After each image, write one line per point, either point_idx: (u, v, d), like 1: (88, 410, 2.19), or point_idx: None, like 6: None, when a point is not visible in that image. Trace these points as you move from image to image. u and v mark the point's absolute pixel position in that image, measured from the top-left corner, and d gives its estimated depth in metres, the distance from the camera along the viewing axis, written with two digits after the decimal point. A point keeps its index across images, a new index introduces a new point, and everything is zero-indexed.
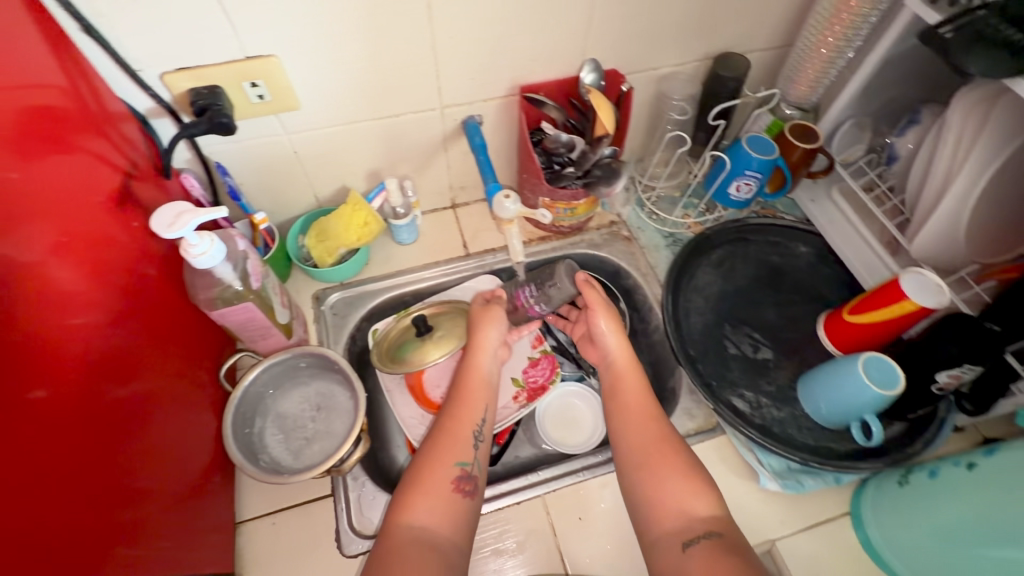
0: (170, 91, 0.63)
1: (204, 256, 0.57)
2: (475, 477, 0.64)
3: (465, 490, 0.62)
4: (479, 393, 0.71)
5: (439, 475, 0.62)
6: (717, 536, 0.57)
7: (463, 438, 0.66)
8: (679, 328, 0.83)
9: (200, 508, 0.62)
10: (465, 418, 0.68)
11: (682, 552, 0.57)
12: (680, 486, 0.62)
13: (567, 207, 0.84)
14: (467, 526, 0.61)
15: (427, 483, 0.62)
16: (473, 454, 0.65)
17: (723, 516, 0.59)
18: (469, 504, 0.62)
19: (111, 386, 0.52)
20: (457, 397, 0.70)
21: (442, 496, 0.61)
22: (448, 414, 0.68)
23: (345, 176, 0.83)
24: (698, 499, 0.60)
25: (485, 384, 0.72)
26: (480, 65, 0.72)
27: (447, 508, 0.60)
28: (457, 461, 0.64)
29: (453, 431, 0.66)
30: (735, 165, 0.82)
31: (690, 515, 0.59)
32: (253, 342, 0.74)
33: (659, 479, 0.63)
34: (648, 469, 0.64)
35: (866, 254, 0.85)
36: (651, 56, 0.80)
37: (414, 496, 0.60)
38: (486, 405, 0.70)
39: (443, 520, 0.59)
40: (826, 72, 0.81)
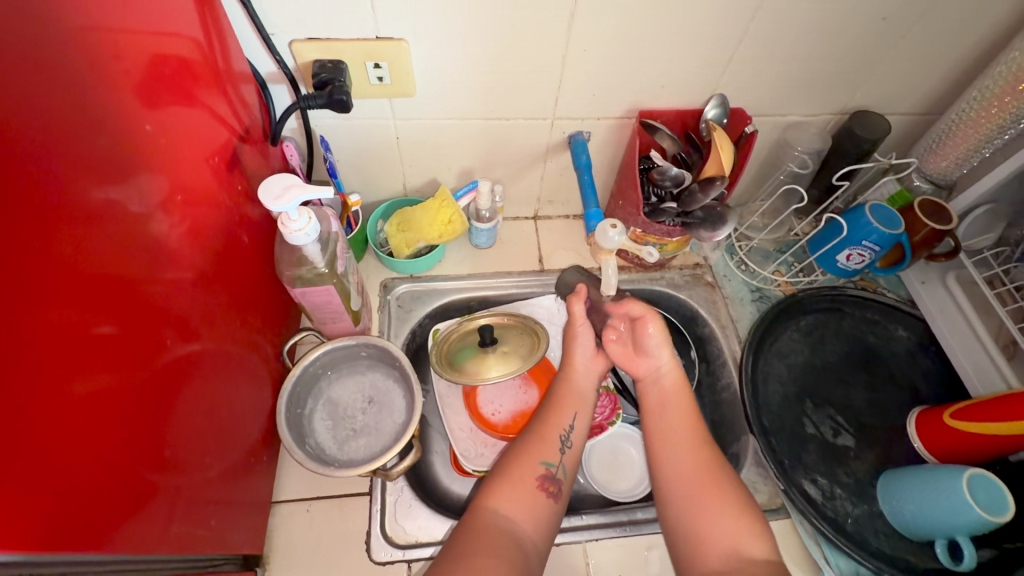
0: (295, 59, 0.61)
1: (299, 233, 0.55)
2: (559, 479, 0.62)
3: (547, 490, 0.60)
4: (569, 400, 0.68)
5: (523, 472, 0.61)
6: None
7: (550, 439, 0.64)
8: (756, 394, 0.78)
9: (243, 486, 0.61)
10: (553, 421, 0.66)
11: None
12: (728, 522, 0.57)
13: (657, 241, 0.79)
14: (548, 527, 0.59)
15: (514, 476, 0.60)
16: (559, 456, 0.63)
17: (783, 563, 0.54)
18: (553, 507, 0.60)
19: (184, 351, 0.50)
20: (548, 403, 0.68)
21: (526, 491, 0.59)
22: (537, 418, 0.67)
23: (437, 171, 0.80)
24: (753, 540, 0.56)
25: (578, 395, 0.68)
26: (606, 81, 0.69)
27: (530, 505, 0.59)
28: (542, 460, 0.62)
29: (541, 432, 0.64)
30: (851, 233, 0.76)
31: (745, 559, 0.54)
32: (321, 323, 0.72)
33: (703, 514, 0.58)
34: (696, 509, 0.58)
35: (976, 353, 0.77)
36: (783, 101, 0.75)
37: (499, 487, 0.60)
38: (575, 412, 0.67)
39: (526, 518, 0.58)
40: (977, 150, 0.74)
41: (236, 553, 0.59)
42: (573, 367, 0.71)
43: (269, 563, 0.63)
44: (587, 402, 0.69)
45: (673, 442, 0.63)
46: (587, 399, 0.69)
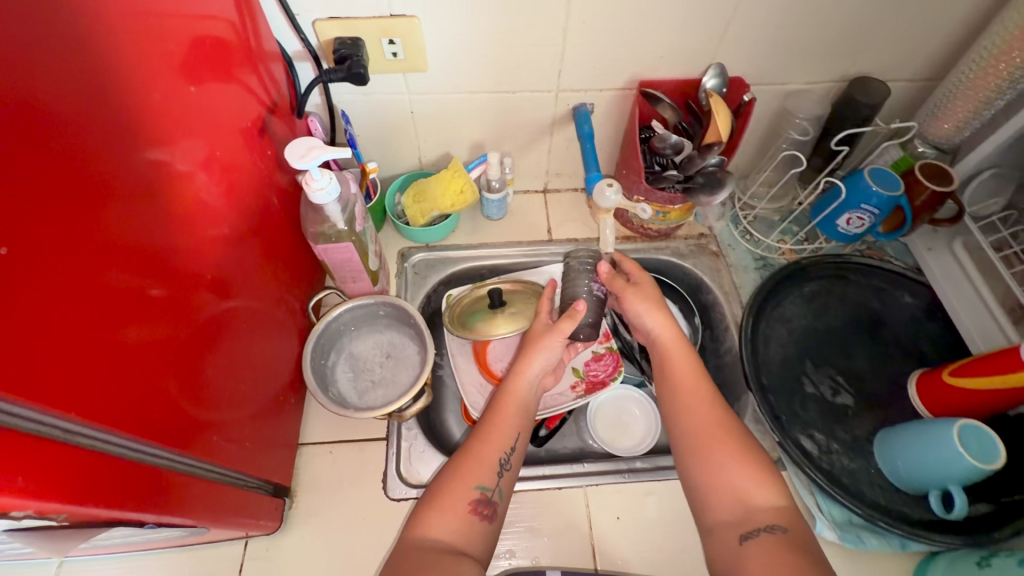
0: (318, 37, 0.67)
1: (321, 192, 0.61)
2: (494, 503, 0.62)
3: (482, 514, 0.61)
4: (513, 418, 0.67)
5: (457, 495, 0.61)
6: (782, 532, 0.54)
7: (487, 462, 0.63)
8: (755, 354, 0.80)
9: (276, 424, 0.68)
10: (494, 442, 0.65)
11: (738, 544, 0.55)
12: (741, 475, 0.59)
13: (660, 210, 0.82)
14: (481, 549, 0.59)
15: (445, 498, 0.61)
16: (496, 480, 0.63)
17: (788, 510, 0.57)
18: (485, 528, 0.61)
19: (224, 303, 0.57)
20: (488, 421, 0.67)
21: (458, 515, 0.60)
22: (476, 435, 0.66)
23: (450, 144, 0.86)
24: (763, 490, 0.58)
25: (520, 407, 0.69)
26: (606, 53, 0.72)
27: (462, 529, 0.59)
28: (478, 484, 0.62)
29: (478, 454, 0.64)
30: (851, 196, 0.78)
31: (752, 510, 0.57)
32: (342, 283, 0.78)
33: (715, 467, 0.60)
34: (707, 465, 0.61)
35: (982, 316, 0.78)
36: (782, 69, 0.77)
37: (433, 512, 0.60)
38: (519, 431, 0.67)
39: (458, 540, 0.58)
40: (978, 113, 0.74)
41: (270, 482, 0.66)
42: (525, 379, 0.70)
43: (296, 496, 0.70)
44: (528, 414, 0.69)
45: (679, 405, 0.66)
46: (528, 408, 0.70)
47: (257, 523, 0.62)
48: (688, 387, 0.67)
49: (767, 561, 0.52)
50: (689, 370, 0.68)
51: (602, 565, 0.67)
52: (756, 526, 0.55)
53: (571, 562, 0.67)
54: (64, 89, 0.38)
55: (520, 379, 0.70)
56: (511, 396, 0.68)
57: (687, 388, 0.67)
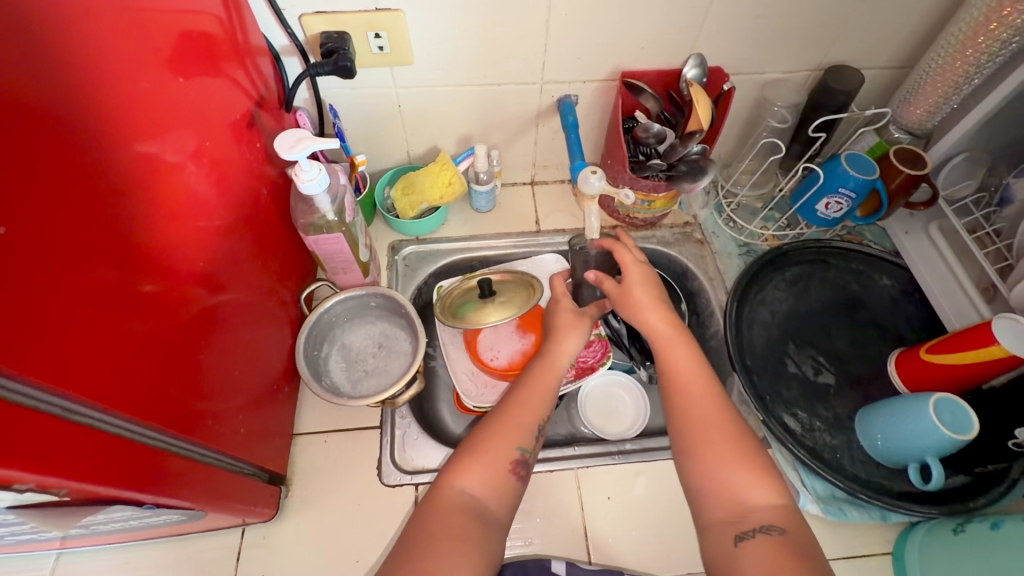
0: (305, 32, 0.69)
1: (311, 182, 0.62)
2: (528, 464, 0.64)
3: (518, 474, 0.62)
4: (552, 386, 0.69)
5: (498, 453, 0.62)
6: (778, 533, 0.53)
7: (528, 426, 0.64)
8: (740, 337, 0.82)
9: (270, 414, 0.69)
10: (534, 406, 0.66)
11: (733, 544, 0.54)
12: (738, 475, 0.58)
13: (645, 199, 0.84)
14: (511, 507, 0.61)
15: (486, 456, 0.61)
16: (533, 444, 0.64)
17: (787, 512, 0.55)
18: (517, 487, 0.62)
19: (218, 296, 0.59)
20: (531, 384, 0.68)
21: (498, 473, 0.61)
22: (517, 396, 0.67)
23: (438, 138, 0.87)
24: (761, 490, 0.57)
25: (557, 376, 0.70)
26: (588, 45, 0.74)
27: (499, 486, 0.61)
28: (519, 445, 0.63)
29: (521, 416, 0.65)
30: (829, 181, 0.80)
31: (749, 510, 0.56)
32: (334, 275, 0.79)
33: (713, 466, 0.59)
34: (710, 465, 0.59)
35: (957, 296, 0.80)
36: (760, 59, 0.79)
37: (474, 467, 0.60)
38: (556, 398, 0.68)
39: (493, 497, 0.60)
40: (948, 99, 0.76)
41: (264, 471, 0.66)
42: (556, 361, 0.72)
43: (293, 484, 0.71)
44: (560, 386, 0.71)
45: (680, 398, 0.64)
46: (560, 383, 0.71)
47: (252, 510, 0.63)
48: (692, 390, 0.65)
49: (762, 563, 0.51)
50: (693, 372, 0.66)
51: (593, 544, 0.69)
52: (751, 526, 0.54)
53: (563, 541, 0.69)
54: (48, 78, 0.38)
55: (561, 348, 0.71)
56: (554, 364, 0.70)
57: (690, 390, 0.65)
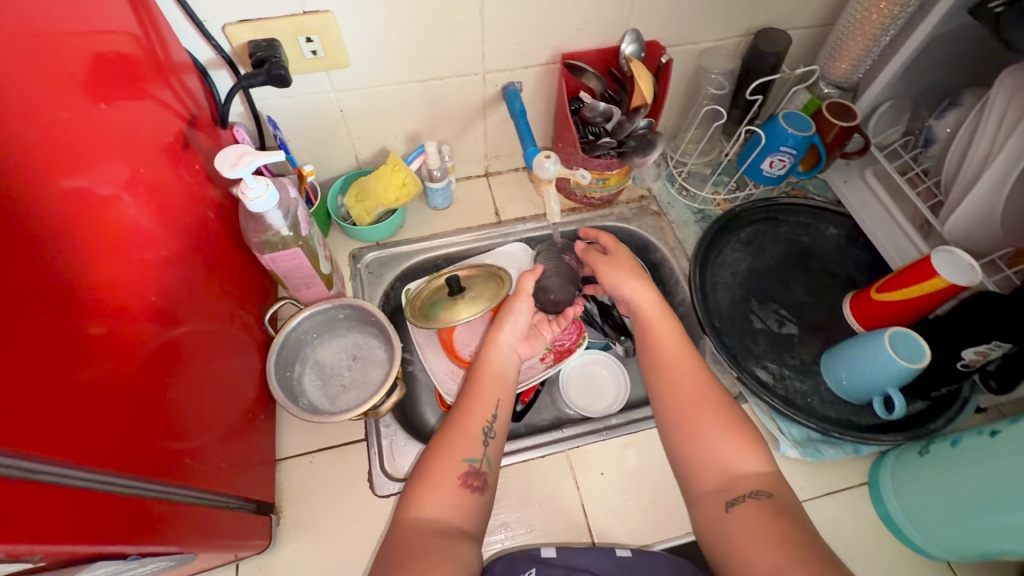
0: (231, 43, 0.65)
1: (259, 199, 0.60)
2: (484, 473, 0.64)
3: (473, 485, 0.63)
4: (490, 389, 0.70)
5: (445, 471, 0.62)
6: (765, 497, 0.57)
7: (471, 434, 0.65)
8: (706, 301, 0.85)
9: (251, 441, 0.67)
10: (475, 414, 0.67)
11: (725, 510, 0.57)
12: (726, 444, 0.61)
13: (600, 176, 0.85)
14: (476, 519, 0.61)
15: (434, 475, 0.62)
16: (482, 451, 0.65)
17: (770, 476, 0.59)
18: (478, 499, 0.63)
19: (180, 329, 0.56)
20: (468, 394, 0.69)
21: (450, 489, 0.61)
22: (459, 409, 0.68)
23: (385, 139, 0.85)
24: (747, 459, 0.60)
25: (496, 377, 0.71)
26: (525, 30, 0.74)
27: (457, 501, 0.61)
28: (466, 457, 0.64)
29: (462, 428, 0.66)
30: (769, 141, 0.83)
31: (737, 478, 0.59)
32: (296, 291, 0.77)
33: (700, 440, 0.62)
34: (699, 442, 0.62)
35: (896, 235, 0.85)
36: (693, 29, 0.81)
37: (425, 489, 0.61)
38: (497, 401, 0.69)
39: (452, 513, 0.60)
40: (869, 51, 0.80)
41: (253, 500, 0.65)
42: (499, 347, 0.74)
43: (282, 511, 0.69)
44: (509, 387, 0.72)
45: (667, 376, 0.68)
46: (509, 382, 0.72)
47: (246, 542, 0.61)
48: (683, 374, 0.67)
49: (754, 525, 0.54)
50: (684, 359, 0.69)
51: (592, 520, 0.70)
52: (740, 493, 0.58)
53: (563, 522, 0.70)
54: None
55: (491, 351, 0.73)
56: (487, 367, 0.71)
57: (681, 373, 0.67)
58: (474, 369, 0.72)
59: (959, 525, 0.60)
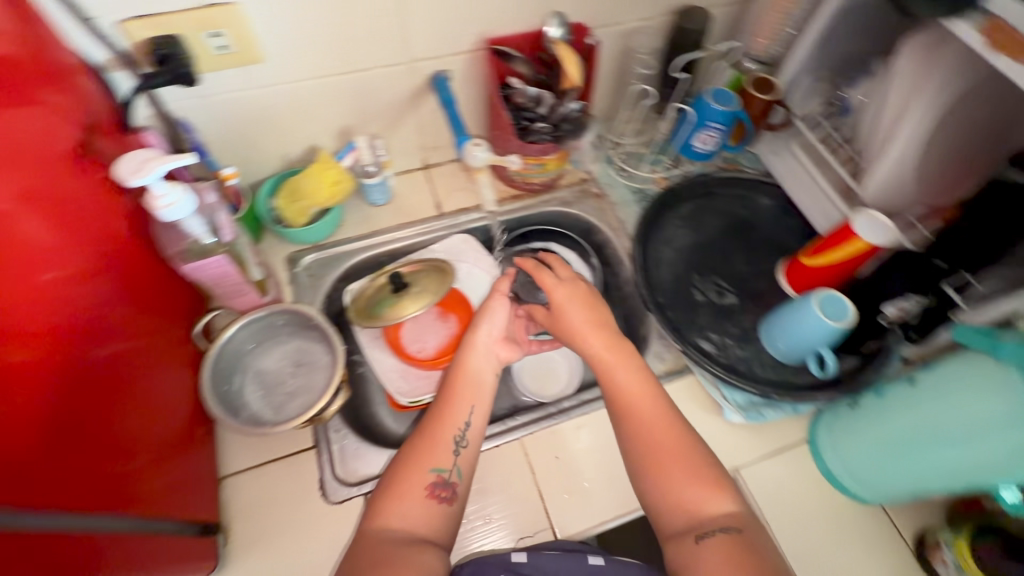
0: (128, 40, 0.61)
1: (170, 207, 0.57)
2: (453, 483, 0.63)
3: (440, 496, 0.61)
4: (465, 397, 0.68)
5: (412, 481, 0.61)
6: (734, 532, 0.56)
7: (441, 443, 0.64)
8: (649, 278, 0.86)
9: (186, 461, 0.63)
10: (446, 422, 0.65)
11: (694, 544, 0.55)
12: (693, 483, 0.60)
13: (537, 163, 0.84)
14: (444, 529, 0.60)
15: (401, 485, 0.61)
16: (452, 461, 0.63)
17: (740, 514, 0.58)
18: (446, 510, 0.61)
19: (98, 351, 0.52)
20: (441, 402, 0.67)
21: (416, 498, 0.60)
22: (432, 416, 0.67)
23: (314, 136, 0.82)
24: (714, 501, 0.59)
25: (472, 384, 0.69)
26: (447, 16, 0.72)
27: (422, 510, 0.60)
28: (434, 466, 0.62)
29: (431, 436, 0.64)
30: (698, 117, 0.85)
31: (704, 518, 0.58)
32: (228, 300, 0.74)
33: (667, 478, 0.60)
34: (667, 486, 0.60)
35: (822, 202, 0.89)
36: (617, 10, 0.82)
37: (392, 499, 0.60)
38: (472, 409, 0.67)
39: (416, 524, 0.59)
40: (784, 25, 0.83)
41: (195, 520, 0.62)
42: (476, 348, 0.72)
43: (231, 530, 0.67)
44: (487, 393, 0.69)
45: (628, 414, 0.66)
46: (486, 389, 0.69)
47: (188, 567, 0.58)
48: (648, 420, 0.64)
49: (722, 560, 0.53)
50: (651, 405, 0.65)
51: (551, 503, 0.71)
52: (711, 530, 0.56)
53: (522, 509, 0.70)
54: None
55: (467, 357, 0.71)
56: (461, 373, 0.69)
57: (647, 419, 0.64)
58: (450, 375, 0.70)
59: (893, 472, 0.64)
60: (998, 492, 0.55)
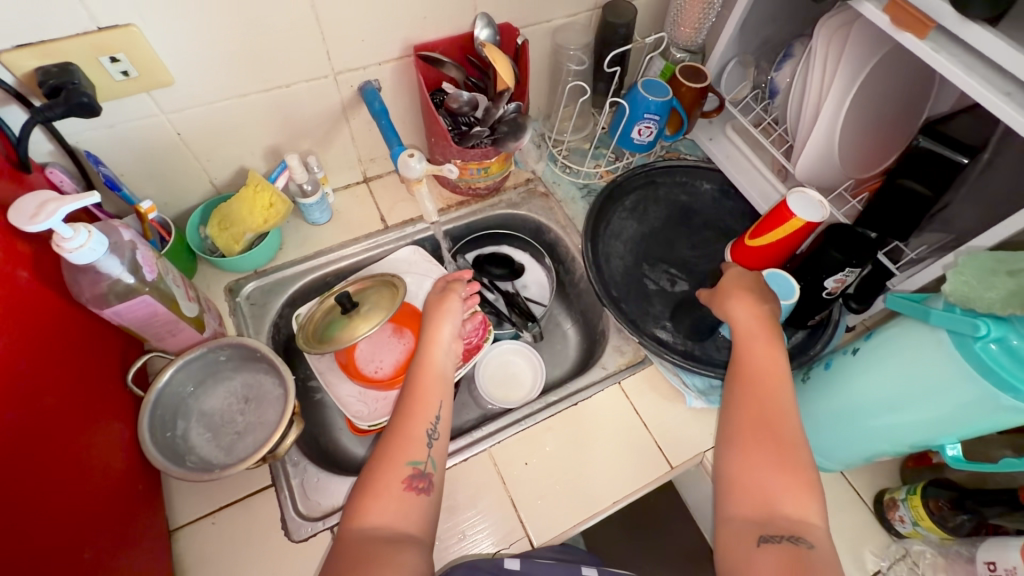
0: (13, 72, 0.55)
1: (82, 250, 0.53)
2: (429, 474, 0.61)
3: (419, 488, 0.59)
4: (433, 389, 0.66)
5: (388, 477, 0.59)
6: (806, 545, 0.53)
7: (414, 436, 0.62)
8: (601, 272, 0.86)
9: (131, 521, 0.58)
10: (418, 416, 0.63)
11: (755, 545, 0.54)
12: (777, 477, 0.57)
13: (480, 167, 0.83)
14: (425, 523, 0.58)
15: (376, 482, 0.59)
16: (427, 452, 0.62)
17: (817, 526, 0.54)
18: (425, 501, 0.59)
19: (5, 415, 0.47)
20: (409, 397, 0.65)
21: (394, 494, 0.58)
22: (399, 413, 0.65)
23: (241, 157, 0.78)
24: (796, 501, 0.56)
25: (437, 376, 0.68)
26: (368, 25, 0.70)
27: (401, 506, 0.58)
28: (409, 460, 0.60)
29: (404, 430, 0.62)
30: (633, 110, 0.86)
31: (777, 514, 0.55)
32: (162, 341, 0.69)
33: (749, 464, 0.59)
34: (750, 471, 0.58)
35: (760, 182, 0.91)
36: (543, 8, 0.81)
37: (369, 497, 0.58)
38: (441, 402, 0.66)
39: (396, 520, 0.57)
40: (706, 14, 0.85)
41: None
42: (438, 344, 0.69)
43: None
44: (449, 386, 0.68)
45: (749, 387, 0.64)
46: (447, 381, 0.68)
47: None
48: (756, 406, 0.62)
49: (779, 566, 0.51)
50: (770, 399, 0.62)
51: (524, 512, 0.70)
52: (774, 530, 0.54)
53: (495, 522, 0.69)
54: None
55: (431, 347, 0.69)
56: (428, 367, 0.67)
57: (757, 408, 0.62)
58: (414, 366, 0.68)
59: (837, 432, 0.66)
60: (943, 447, 0.58)
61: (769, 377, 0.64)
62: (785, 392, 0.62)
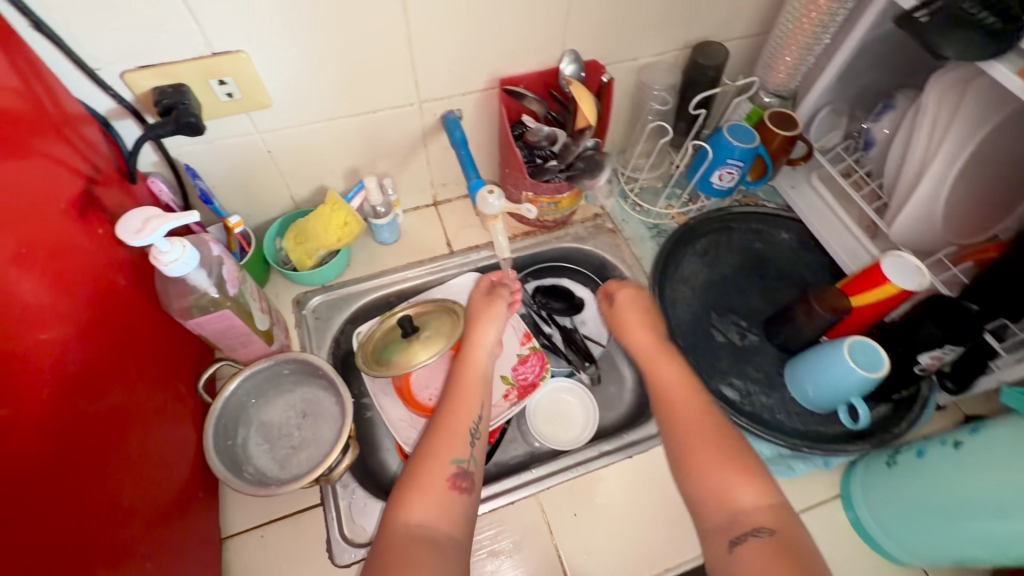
0: (132, 91, 0.59)
1: (176, 263, 0.55)
2: (471, 473, 0.61)
3: (462, 487, 0.59)
4: (476, 390, 0.68)
5: (434, 473, 0.59)
6: (768, 533, 0.54)
7: (458, 434, 0.63)
8: (667, 317, 0.84)
9: (188, 527, 0.60)
10: (462, 414, 0.65)
11: (727, 552, 0.54)
12: (723, 475, 0.59)
13: (551, 201, 0.81)
14: (465, 522, 0.58)
15: (421, 478, 0.59)
16: (469, 450, 0.63)
17: (773, 508, 0.56)
18: (467, 501, 0.59)
19: (93, 417, 0.49)
20: (454, 394, 0.67)
21: (439, 492, 0.58)
22: (442, 411, 0.66)
23: (322, 176, 0.80)
24: (748, 495, 0.57)
25: (479, 377, 0.71)
26: (457, 57, 0.71)
27: (445, 503, 0.58)
28: (454, 458, 0.61)
29: (450, 427, 0.63)
30: (717, 154, 0.83)
31: (742, 516, 0.56)
32: (233, 351, 0.71)
33: (698, 471, 0.60)
34: (703, 474, 0.60)
35: (845, 237, 0.86)
36: (631, 47, 0.80)
37: (413, 495, 0.57)
38: (482, 402, 0.68)
39: (440, 517, 0.56)
40: (803, 59, 0.81)
41: None
42: (482, 347, 0.74)
43: None
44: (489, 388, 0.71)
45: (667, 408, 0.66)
46: (487, 382, 0.71)
47: None
48: (689, 419, 0.65)
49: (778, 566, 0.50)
50: (697, 409, 0.65)
51: (570, 566, 0.67)
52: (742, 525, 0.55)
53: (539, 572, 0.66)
54: None
55: (475, 349, 0.73)
56: (473, 368, 0.71)
57: (694, 422, 0.64)
58: (458, 368, 0.71)
59: (910, 504, 0.61)
60: None
61: (684, 393, 0.68)
62: (703, 405, 0.66)
